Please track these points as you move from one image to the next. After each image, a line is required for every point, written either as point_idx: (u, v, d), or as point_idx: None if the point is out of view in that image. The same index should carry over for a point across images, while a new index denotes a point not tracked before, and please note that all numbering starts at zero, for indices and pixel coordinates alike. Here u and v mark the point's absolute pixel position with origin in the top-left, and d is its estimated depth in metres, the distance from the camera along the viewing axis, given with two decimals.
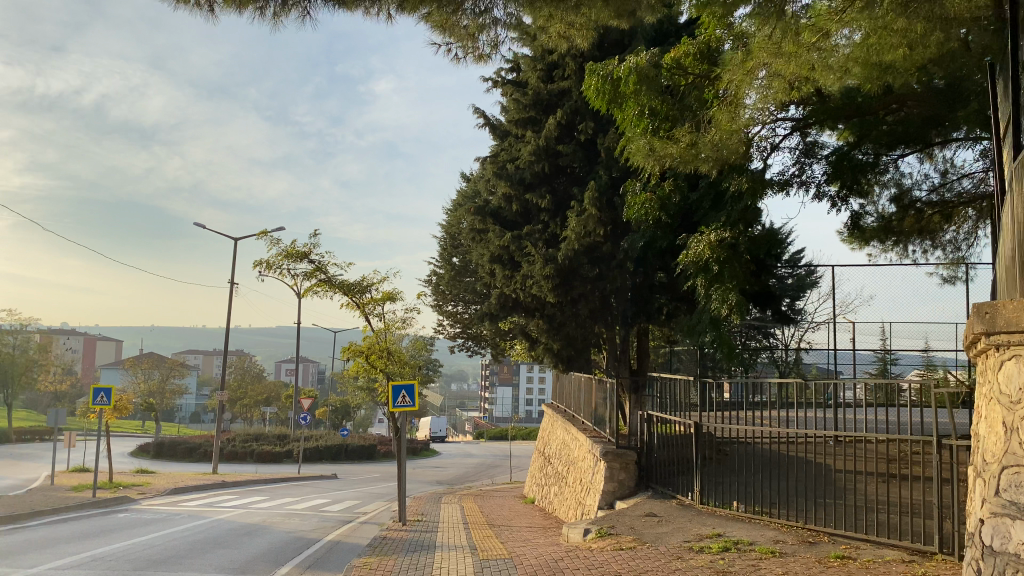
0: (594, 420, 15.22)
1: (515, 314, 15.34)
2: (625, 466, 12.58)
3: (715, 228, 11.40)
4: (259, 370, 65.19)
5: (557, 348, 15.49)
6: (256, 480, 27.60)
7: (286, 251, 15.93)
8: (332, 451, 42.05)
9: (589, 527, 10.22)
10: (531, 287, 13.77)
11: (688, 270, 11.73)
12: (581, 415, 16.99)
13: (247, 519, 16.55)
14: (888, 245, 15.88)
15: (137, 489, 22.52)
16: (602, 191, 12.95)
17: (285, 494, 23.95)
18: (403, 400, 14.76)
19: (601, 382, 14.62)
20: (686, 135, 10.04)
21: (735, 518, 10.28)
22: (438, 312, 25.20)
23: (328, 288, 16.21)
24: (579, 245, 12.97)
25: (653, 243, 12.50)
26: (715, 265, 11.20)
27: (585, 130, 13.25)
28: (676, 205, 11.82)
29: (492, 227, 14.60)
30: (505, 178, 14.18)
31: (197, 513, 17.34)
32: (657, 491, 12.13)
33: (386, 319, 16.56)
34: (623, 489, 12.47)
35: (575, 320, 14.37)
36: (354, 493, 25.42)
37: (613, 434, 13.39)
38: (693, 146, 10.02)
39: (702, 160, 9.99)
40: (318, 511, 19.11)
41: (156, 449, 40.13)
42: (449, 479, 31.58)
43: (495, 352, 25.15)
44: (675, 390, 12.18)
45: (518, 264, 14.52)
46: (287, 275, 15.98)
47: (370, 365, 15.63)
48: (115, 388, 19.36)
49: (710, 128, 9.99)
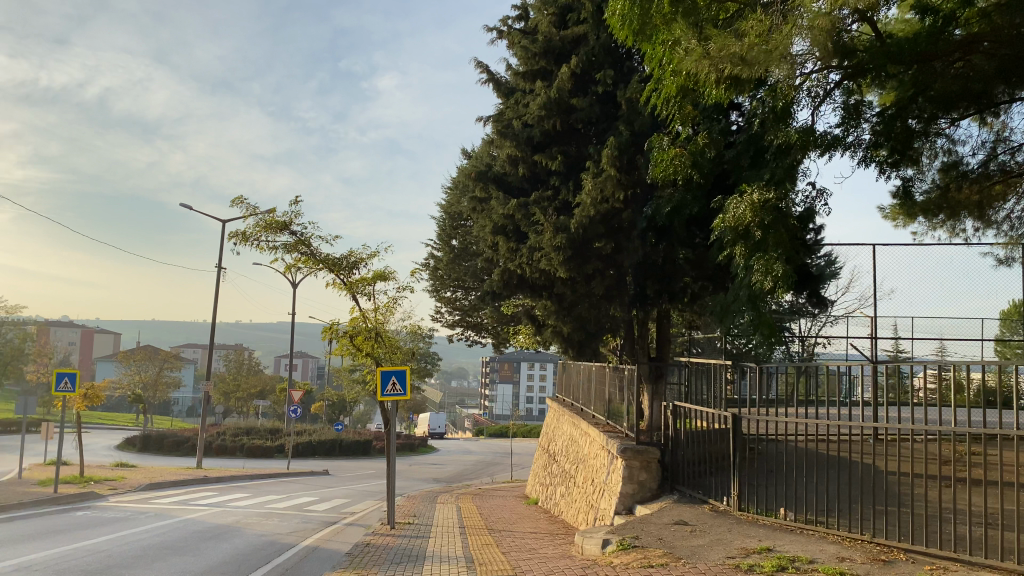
0: (608, 413, 13.52)
1: (520, 293, 13.63)
2: (646, 465, 10.81)
3: (758, 187, 9.71)
4: (253, 363, 63.53)
5: (567, 332, 13.76)
6: (240, 476, 26.00)
7: (265, 221, 14.27)
8: (326, 446, 40.53)
9: (608, 537, 8.53)
10: (539, 260, 12.08)
11: (724, 238, 10.08)
12: (592, 408, 15.28)
13: (219, 519, 14.92)
14: (935, 221, 14.28)
15: (110, 484, 20.89)
16: (623, 149, 11.22)
17: (269, 491, 22.34)
18: (393, 388, 13.10)
19: (617, 371, 12.92)
20: (756, 27, 8.09)
21: (783, 528, 8.60)
22: (435, 299, 23.56)
23: (312, 263, 14.56)
24: (595, 212, 11.29)
25: (681, 209, 10.86)
26: (760, 229, 9.54)
27: (604, 79, 11.51)
28: (710, 162, 10.20)
29: (495, 193, 12.91)
30: (512, 137, 12.53)
31: (166, 512, 15.67)
32: (685, 495, 10.42)
33: (376, 299, 14.89)
34: (645, 491, 10.76)
35: (588, 300, 12.65)
36: (344, 490, 23.81)
37: (632, 428, 11.71)
38: (764, 43, 8.02)
39: (779, 58, 7.91)
40: (300, 511, 17.44)
41: (143, 442, 38.58)
42: (447, 477, 30.03)
43: (497, 342, 23.51)
44: (707, 377, 10.50)
45: (524, 235, 12.82)
46: (265, 248, 14.31)
47: (357, 348, 13.95)
48: (79, 374, 17.71)
49: (777, 25, 8.13)
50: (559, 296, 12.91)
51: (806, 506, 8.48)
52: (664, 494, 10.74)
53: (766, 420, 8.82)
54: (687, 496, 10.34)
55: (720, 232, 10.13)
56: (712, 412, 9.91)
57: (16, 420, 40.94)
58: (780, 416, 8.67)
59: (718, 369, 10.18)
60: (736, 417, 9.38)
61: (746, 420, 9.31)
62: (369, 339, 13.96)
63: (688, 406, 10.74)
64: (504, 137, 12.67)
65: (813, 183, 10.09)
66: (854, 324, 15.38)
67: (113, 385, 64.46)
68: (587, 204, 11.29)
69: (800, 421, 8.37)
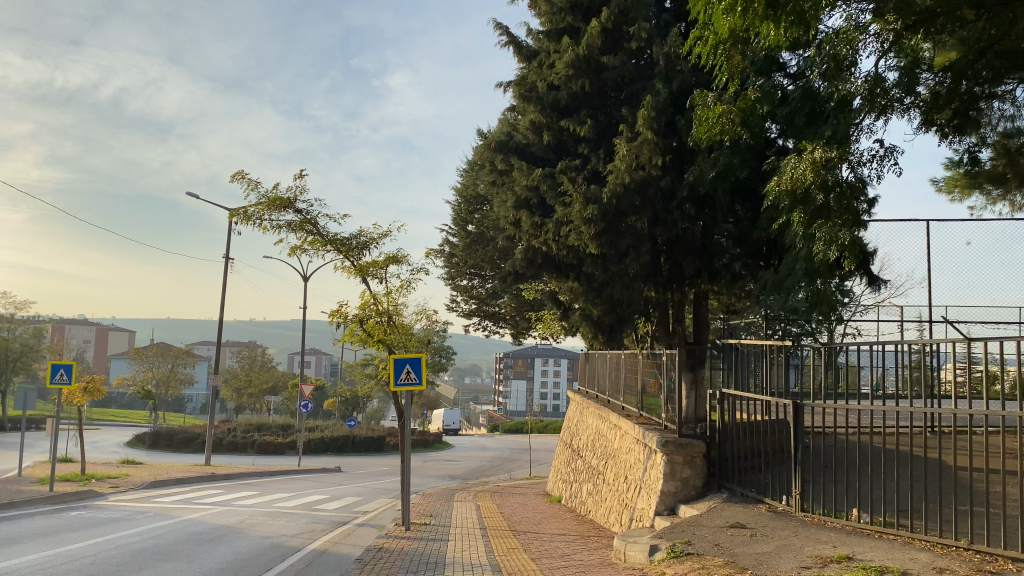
0: (643, 404, 12.35)
1: (544, 274, 12.49)
2: (690, 461, 9.64)
3: (819, 144, 8.59)
4: (266, 359, 62.71)
5: (597, 316, 12.59)
6: (249, 473, 25.05)
7: (268, 199, 13.21)
8: (338, 443, 39.65)
9: (656, 544, 7.44)
10: (566, 235, 10.95)
11: (780, 204, 8.98)
12: (622, 400, 14.11)
13: (223, 519, 13.93)
14: (996, 194, 13.03)
15: (112, 481, 19.95)
16: (663, 110, 10.07)
17: (279, 488, 21.37)
18: (407, 376, 12.05)
19: (653, 357, 11.77)
20: None
21: (856, 532, 7.43)
22: (451, 287, 22.45)
23: (319, 244, 13.49)
24: (630, 179, 10.15)
25: (728, 174, 9.76)
26: (822, 191, 8.45)
27: (638, 33, 10.35)
28: (762, 119, 9.13)
29: (517, 164, 11.75)
30: (535, 102, 11.41)
31: (167, 512, 14.69)
32: (735, 493, 9.27)
33: (388, 282, 13.80)
34: (689, 489, 9.60)
35: (620, 281, 11.51)
36: (357, 488, 22.78)
37: (671, 419, 10.55)
38: None
39: None
40: (310, 510, 16.43)
41: (153, 439, 37.83)
42: (464, 474, 28.99)
43: (515, 331, 22.36)
44: (758, 361, 9.36)
45: (550, 210, 11.67)
46: (269, 228, 13.26)
47: (367, 335, 12.87)
48: (76, 366, 16.75)
49: None
50: (588, 277, 11.77)
51: (879, 506, 7.35)
52: (710, 492, 9.59)
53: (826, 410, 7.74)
54: (736, 494, 9.22)
55: (774, 197, 9.03)
56: (763, 401, 8.79)
57: (25, 417, 40.38)
58: (842, 406, 7.56)
59: (768, 350, 9.07)
60: (793, 406, 8.24)
61: (806, 409, 8.18)
62: (381, 325, 12.87)
63: (736, 393, 9.61)
64: (527, 102, 11.52)
65: (880, 141, 8.77)
66: (885, 313, 14.24)
67: (126, 381, 63.89)
68: (620, 170, 10.15)
69: (860, 412, 7.27)
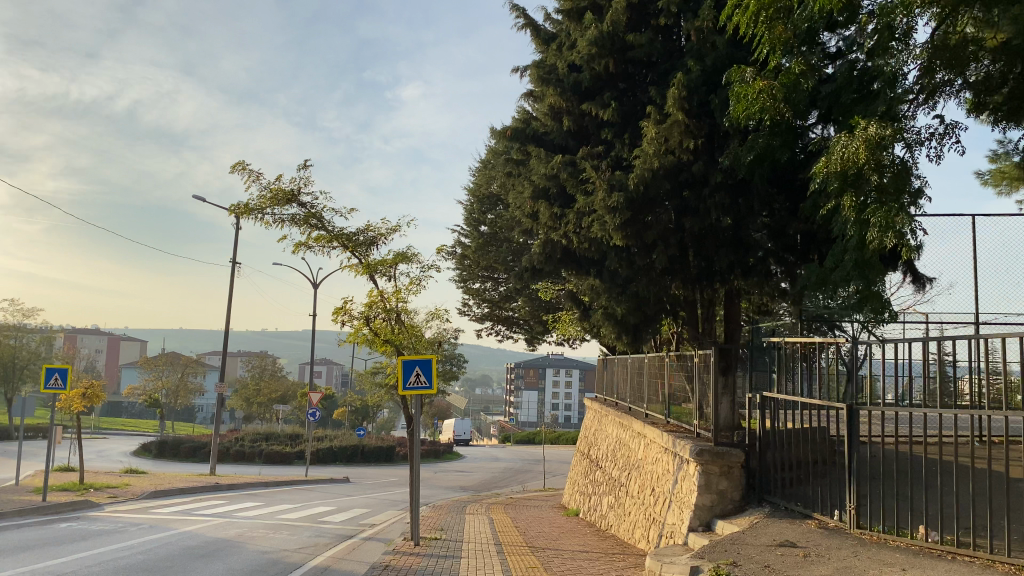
0: (672, 411, 11.43)
1: (564, 270, 11.64)
2: (727, 472, 8.74)
3: (872, 121, 7.75)
4: (275, 368, 62.08)
5: (621, 315, 11.73)
6: (254, 483, 24.28)
7: (270, 192, 12.43)
8: (347, 453, 38.87)
9: (697, 564, 6.58)
10: (589, 226, 10.12)
11: (828, 187, 8.18)
12: (646, 406, 13.20)
13: (222, 532, 13.14)
14: None
15: (111, 491, 19.19)
16: (695, 89, 9.27)
17: (284, 499, 20.58)
18: (416, 379, 11.24)
19: (684, 358, 10.87)
20: None
21: (925, 553, 6.50)
22: (462, 290, 21.66)
23: (324, 240, 12.70)
24: (661, 164, 9.33)
25: (767, 156, 8.96)
26: (877, 171, 7.63)
27: (666, 8, 9.55)
28: (807, 94, 8.33)
29: (534, 152, 10.93)
30: (555, 85, 10.60)
31: (164, 524, 13.90)
32: (778, 506, 8.36)
33: (397, 280, 12.98)
34: (726, 503, 8.69)
35: (647, 276, 10.67)
36: (364, 499, 21.93)
37: (705, 427, 9.65)
38: None
39: None
40: (315, 523, 15.59)
41: (159, 448, 37.17)
42: (476, 485, 28.08)
43: (529, 336, 21.52)
44: (802, 357, 8.50)
45: (570, 200, 10.85)
46: (270, 223, 12.48)
47: (374, 335, 12.11)
48: (71, 370, 16.02)
49: None
50: (613, 273, 10.93)
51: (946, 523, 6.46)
52: (750, 506, 8.68)
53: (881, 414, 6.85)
54: (778, 507, 8.34)
55: (822, 180, 8.23)
56: (809, 404, 7.92)
57: (30, 426, 39.80)
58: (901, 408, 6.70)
59: (811, 346, 8.24)
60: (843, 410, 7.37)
61: (860, 412, 7.31)
62: (387, 324, 12.16)
63: (775, 396, 8.75)
64: (546, 84, 10.71)
65: (940, 117, 7.93)
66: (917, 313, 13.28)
67: (135, 391, 63.39)
68: (648, 153, 9.34)
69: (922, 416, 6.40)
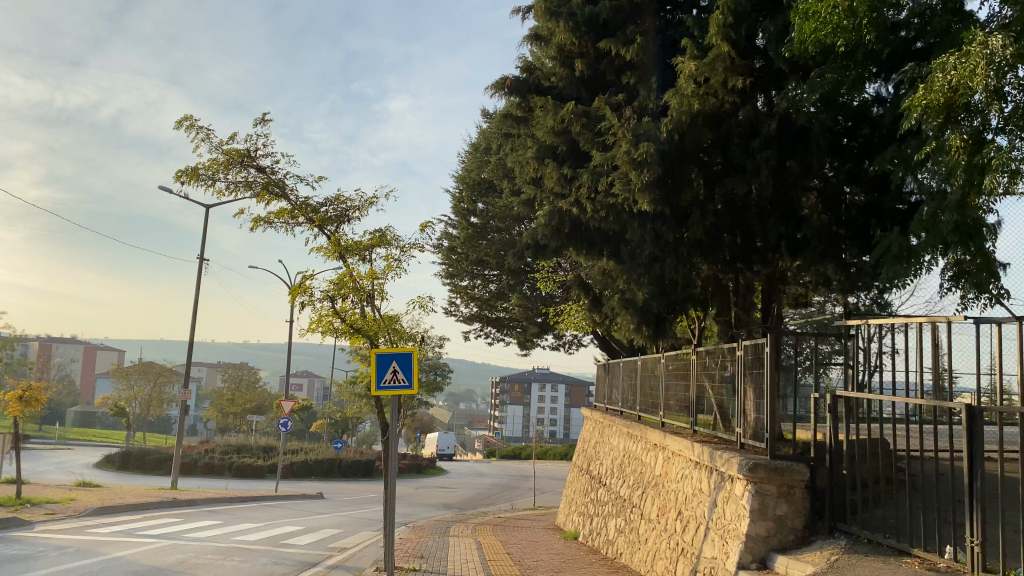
0: (703, 420, 9.50)
1: (574, 249, 9.77)
2: (786, 493, 6.81)
3: (989, 33, 5.92)
4: (252, 378, 59.65)
5: (641, 303, 9.83)
6: (217, 498, 22.13)
7: (225, 153, 10.50)
8: (323, 467, 36.67)
9: None
10: (606, 189, 8.26)
11: (924, 127, 6.34)
12: (665, 415, 11.26)
13: (161, 558, 11.11)
14: None
15: (49, 508, 17.02)
16: (745, 12, 7.42)
17: (247, 517, 18.46)
18: (393, 377, 9.27)
19: (719, 353, 8.96)
20: None
21: None
22: (448, 287, 19.75)
23: (287, 213, 10.80)
24: (700, 105, 7.47)
25: (834, 96, 7.13)
26: (996, 99, 5.81)
27: None
28: (893, 9, 6.49)
29: (539, 103, 9.08)
30: (565, 21, 8.75)
31: (93, 548, 11.79)
32: (856, 540, 6.42)
33: (372, 263, 11.03)
34: (785, 533, 6.77)
35: (676, 253, 8.81)
36: (337, 517, 19.86)
37: (751, 437, 7.74)
38: None
39: None
40: (276, 546, 13.55)
41: (122, 459, 34.77)
42: (460, 502, 26.02)
43: (520, 338, 19.63)
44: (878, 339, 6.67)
45: (583, 160, 8.99)
46: (225, 190, 10.56)
47: (343, 324, 10.24)
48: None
49: None
50: (633, 250, 9.07)
51: None
52: (818, 538, 6.70)
53: (1004, 408, 4.97)
54: (856, 539, 6.41)
55: (915, 121, 6.40)
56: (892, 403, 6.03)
57: None
58: None
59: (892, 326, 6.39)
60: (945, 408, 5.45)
61: (982, 418, 5.31)
62: (358, 312, 10.40)
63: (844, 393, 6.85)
64: (554, 19, 8.80)
65: None
66: None
67: (106, 400, 60.69)
68: (683, 93, 7.51)
69: None
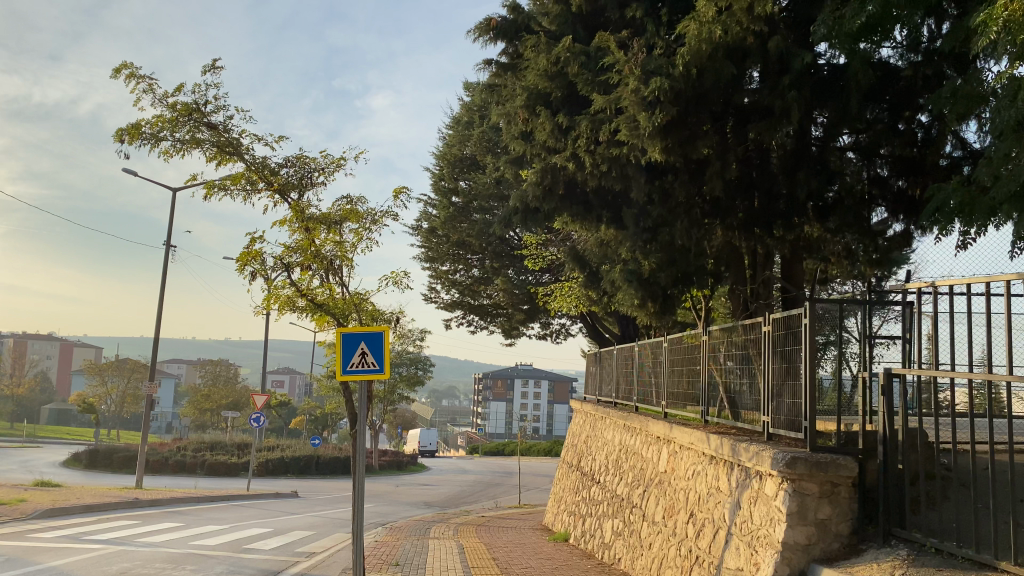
0: (715, 408, 8.34)
1: (570, 214, 8.58)
2: (830, 492, 5.65)
3: None
4: (229, 374, 58.08)
5: (644, 273, 8.66)
6: (183, 498, 20.77)
7: (170, 107, 9.23)
8: (301, 464, 35.32)
9: None
10: (608, 136, 7.06)
11: (1003, 44, 5.18)
12: (668, 405, 10.10)
13: (102, 567, 9.83)
14: None
15: None
16: None
17: (213, 518, 17.15)
18: (358, 359, 8.06)
19: (736, 331, 7.79)
20: None
21: None
22: (428, 272, 18.53)
23: (241, 178, 9.55)
24: (721, 33, 6.25)
25: (884, 20, 5.93)
26: None
27: None
28: None
29: (529, 43, 7.89)
30: None
31: (26, 557, 10.44)
32: (919, 550, 5.25)
33: (337, 235, 9.80)
34: (829, 540, 5.60)
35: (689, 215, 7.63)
36: (311, 518, 18.60)
37: (782, 426, 6.58)
38: None
39: None
40: (237, 552, 12.27)
41: (89, 457, 33.19)
42: (441, 501, 24.82)
43: (504, 326, 18.45)
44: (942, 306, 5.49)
45: (580, 108, 7.81)
46: (169, 149, 9.29)
47: (302, 301, 9.01)
48: None
49: None
50: (638, 212, 7.89)
51: None
52: (869, 547, 5.51)
53: None
54: (920, 549, 5.24)
55: (992, 37, 5.23)
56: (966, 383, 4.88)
57: None
58: None
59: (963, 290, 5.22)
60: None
61: None
62: (321, 287, 9.17)
63: (901, 373, 5.68)
64: None
65: None
66: None
67: (78, 396, 58.80)
68: (701, 19, 6.28)
69: None
